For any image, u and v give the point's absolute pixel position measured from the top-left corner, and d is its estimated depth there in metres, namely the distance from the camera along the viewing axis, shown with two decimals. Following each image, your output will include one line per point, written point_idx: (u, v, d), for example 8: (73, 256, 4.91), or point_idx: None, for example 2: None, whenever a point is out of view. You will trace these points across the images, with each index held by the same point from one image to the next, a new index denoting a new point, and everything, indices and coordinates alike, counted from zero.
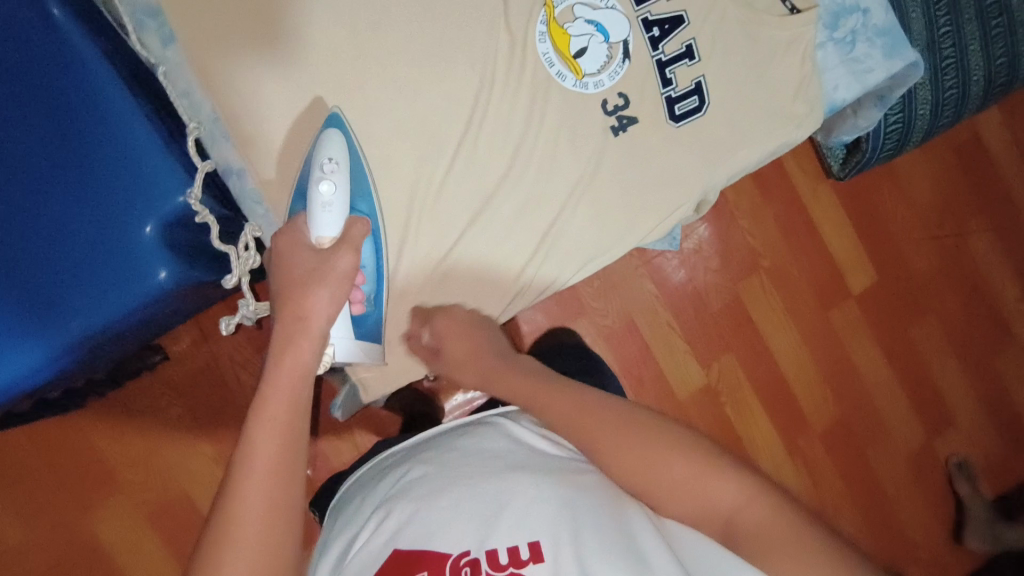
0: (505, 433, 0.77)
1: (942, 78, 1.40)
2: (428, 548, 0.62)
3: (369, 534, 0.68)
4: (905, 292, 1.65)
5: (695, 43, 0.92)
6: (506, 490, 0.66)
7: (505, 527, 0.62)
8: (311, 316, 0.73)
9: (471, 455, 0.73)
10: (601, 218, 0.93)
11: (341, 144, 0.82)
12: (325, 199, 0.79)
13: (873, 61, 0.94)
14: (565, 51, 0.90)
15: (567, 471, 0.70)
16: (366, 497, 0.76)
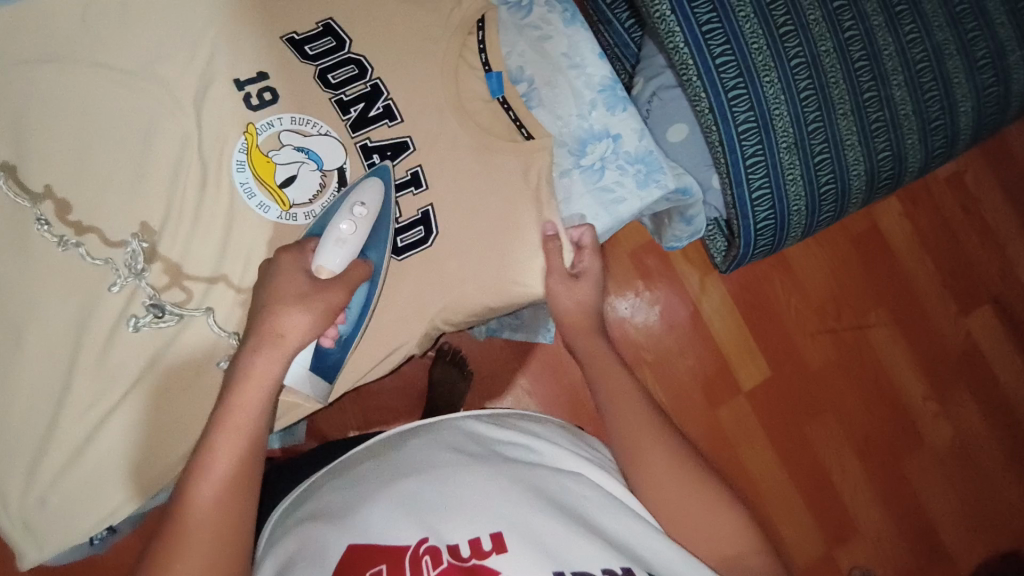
0: (462, 431, 0.61)
1: (826, 174, 1.01)
2: (379, 544, 0.47)
3: (306, 525, 0.52)
4: (800, 390, 1.57)
5: (423, 171, 0.66)
6: (467, 476, 0.53)
7: (456, 519, 0.49)
8: (288, 336, 0.53)
9: (431, 450, 0.57)
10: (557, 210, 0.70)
11: (377, 188, 0.61)
12: (344, 235, 0.58)
13: (620, 189, 0.72)
14: (270, 180, 0.64)
15: (532, 457, 0.58)
16: (322, 487, 0.58)
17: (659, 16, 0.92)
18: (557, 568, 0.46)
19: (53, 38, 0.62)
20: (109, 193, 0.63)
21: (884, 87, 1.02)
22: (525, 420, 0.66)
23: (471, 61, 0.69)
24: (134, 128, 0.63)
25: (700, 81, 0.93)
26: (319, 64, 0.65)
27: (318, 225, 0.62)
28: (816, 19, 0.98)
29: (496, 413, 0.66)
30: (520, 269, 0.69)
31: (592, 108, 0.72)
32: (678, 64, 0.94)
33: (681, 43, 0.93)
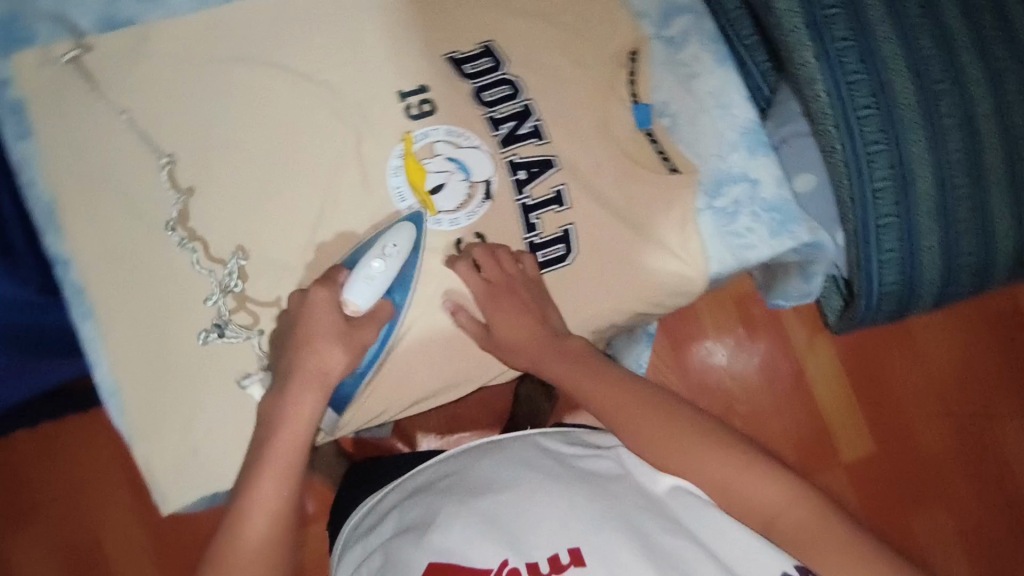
0: (536, 440, 0.62)
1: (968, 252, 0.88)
2: (462, 563, 0.50)
3: (396, 531, 0.56)
4: (907, 473, 1.45)
5: (567, 190, 0.70)
6: (541, 493, 0.54)
7: (538, 539, 0.51)
8: (331, 372, 0.60)
9: (500, 462, 0.59)
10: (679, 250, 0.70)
11: (411, 232, 0.65)
12: (374, 273, 0.62)
13: (751, 236, 0.70)
14: (421, 186, 0.69)
15: (609, 467, 0.58)
16: (410, 484, 0.63)
17: (799, 60, 0.84)
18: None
19: (247, 39, 0.70)
20: (268, 181, 0.67)
21: None
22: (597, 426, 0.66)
23: (620, 93, 0.71)
24: (302, 124, 0.68)
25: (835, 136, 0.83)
26: (475, 83, 0.70)
27: (352, 257, 0.65)
28: (975, 77, 0.86)
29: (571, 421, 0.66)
30: (654, 294, 0.70)
31: (732, 150, 0.71)
32: (814, 115, 0.85)
33: (816, 92, 0.84)
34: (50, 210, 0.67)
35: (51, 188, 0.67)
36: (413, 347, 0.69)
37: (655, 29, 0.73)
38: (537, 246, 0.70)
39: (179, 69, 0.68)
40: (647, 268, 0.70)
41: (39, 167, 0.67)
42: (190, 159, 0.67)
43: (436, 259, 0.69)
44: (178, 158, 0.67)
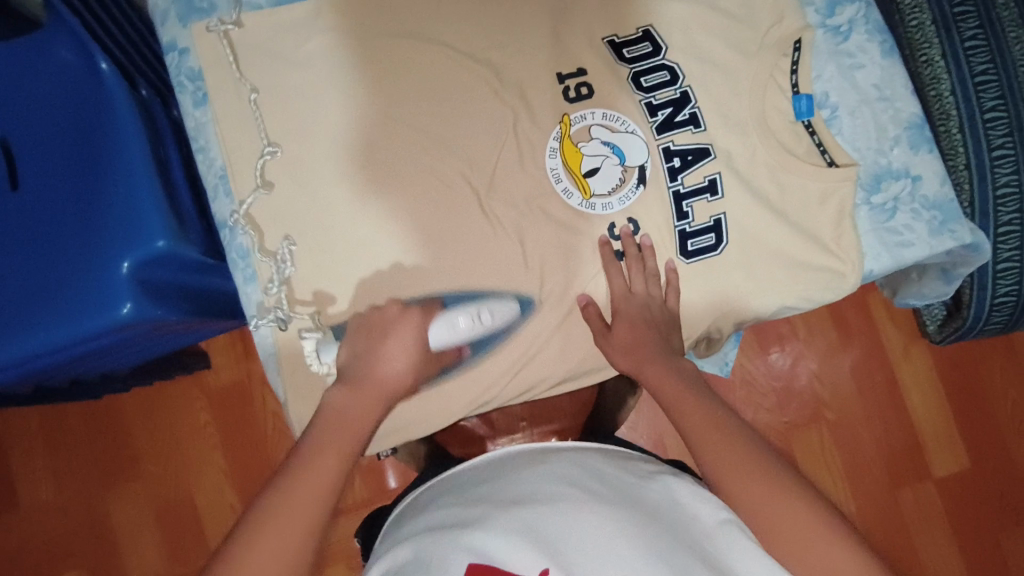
0: (573, 464, 0.60)
1: None
2: (503, 569, 0.47)
3: (425, 538, 0.54)
4: (1003, 492, 1.39)
5: (721, 179, 0.69)
6: (581, 513, 0.51)
7: (583, 558, 0.48)
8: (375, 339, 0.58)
9: (548, 480, 0.57)
10: (830, 242, 0.68)
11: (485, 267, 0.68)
12: (458, 325, 0.65)
13: (910, 234, 0.68)
14: (576, 169, 0.69)
15: (649, 497, 0.55)
16: (437, 505, 0.60)
17: (927, 60, 0.91)
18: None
19: (413, 16, 0.71)
20: (429, 156, 0.70)
21: None
22: (642, 466, 0.63)
23: (781, 83, 0.70)
24: (463, 101, 0.70)
25: (961, 136, 0.91)
26: (634, 68, 0.71)
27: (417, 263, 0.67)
28: None
29: (598, 453, 0.64)
30: (805, 289, 0.69)
31: (894, 145, 0.69)
32: (938, 114, 0.93)
33: (945, 92, 0.91)
34: (220, 174, 0.70)
35: (222, 154, 0.70)
36: (556, 328, 0.70)
37: (821, 17, 0.71)
38: (688, 233, 0.70)
39: (349, 44, 0.70)
40: (800, 263, 0.69)
41: (212, 133, 0.70)
42: (355, 132, 0.69)
43: (586, 240, 0.70)
44: (344, 131, 0.70)
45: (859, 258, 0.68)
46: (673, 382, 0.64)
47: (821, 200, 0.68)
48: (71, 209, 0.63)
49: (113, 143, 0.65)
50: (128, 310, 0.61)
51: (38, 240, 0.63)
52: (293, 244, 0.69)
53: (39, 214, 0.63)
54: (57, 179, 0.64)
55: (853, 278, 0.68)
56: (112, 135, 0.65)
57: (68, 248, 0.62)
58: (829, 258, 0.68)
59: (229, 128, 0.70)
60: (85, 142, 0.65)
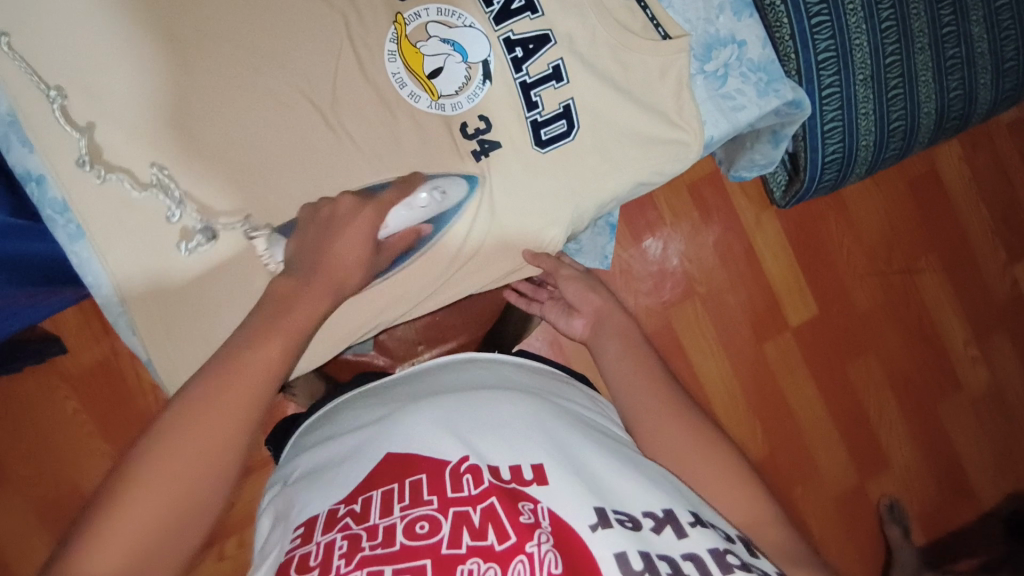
0: (489, 372, 0.66)
1: (896, 110, 1.08)
2: (421, 455, 0.52)
3: (345, 435, 0.58)
4: (847, 329, 1.57)
5: (564, 64, 0.69)
6: (502, 404, 0.57)
7: (497, 445, 0.53)
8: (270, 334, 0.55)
9: (467, 384, 0.62)
10: (671, 113, 0.71)
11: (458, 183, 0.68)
12: (417, 204, 0.65)
13: (741, 98, 0.73)
14: (419, 71, 0.67)
15: (555, 399, 0.63)
16: (346, 411, 0.64)
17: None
18: (601, 505, 0.48)
19: None
20: (259, 71, 0.64)
21: (962, 23, 1.07)
22: (554, 374, 0.72)
23: None
24: (286, 8, 0.65)
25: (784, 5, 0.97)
26: None
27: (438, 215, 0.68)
28: None
29: (515, 358, 0.71)
30: (652, 162, 0.72)
31: (720, 14, 0.72)
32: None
33: None
34: (7, 121, 0.61)
35: (4, 96, 0.60)
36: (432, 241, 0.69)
37: None
38: (540, 123, 0.70)
39: None
40: (649, 138, 0.71)
41: None
42: (162, 56, 0.62)
43: (441, 144, 0.68)
44: (153, 51, 0.62)
45: (698, 126, 0.71)
46: None
47: (659, 74, 0.70)
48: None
49: None
50: None
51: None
52: (168, 168, 0.63)
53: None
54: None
55: (696, 144, 0.72)
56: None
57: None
58: (673, 128, 0.71)
59: (13, 56, 0.60)
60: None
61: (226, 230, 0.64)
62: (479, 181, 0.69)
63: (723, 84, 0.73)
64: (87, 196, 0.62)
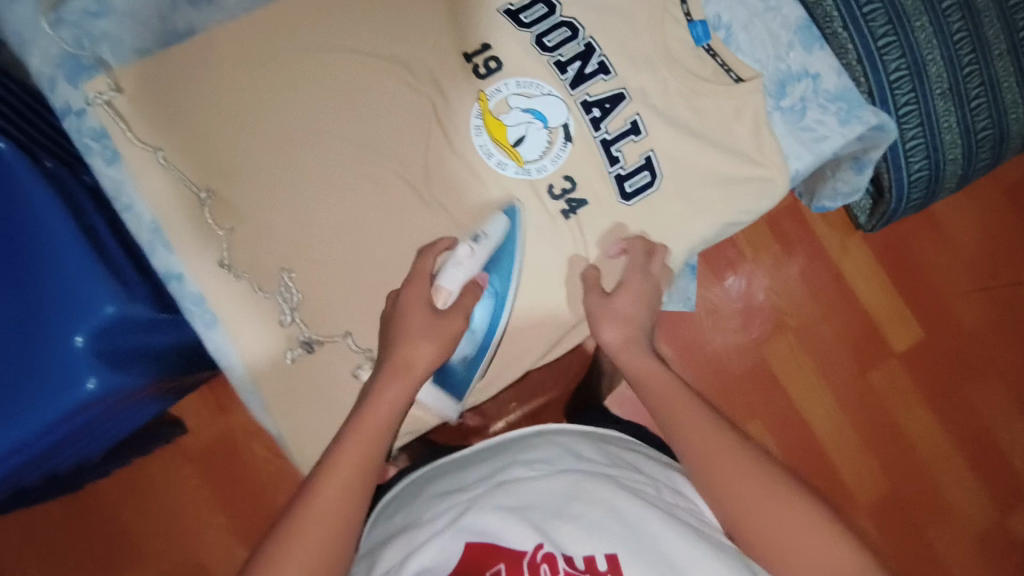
0: (560, 451, 0.66)
1: (982, 120, 1.04)
2: (499, 545, 0.52)
3: (422, 522, 0.58)
4: (960, 351, 1.46)
5: (641, 118, 0.72)
6: (574, 488, 0.57)
7: (574, 533, 0.52)
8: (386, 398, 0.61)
9: (539, 466, 0.62)
10: (751, 152, 0.72)
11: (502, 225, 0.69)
12: (463, 258, 0.66)
13: (823, 128, 0.72)
14: (504, 140, 0.71)
15: (629, 478, 0.62)
16: (420, 497, 0.65)
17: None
18: None
19: (310, 28, 0.70)
20: (362, 158, 0.70)
21: None
22: (625, 447, 0.71)
23: (674, 14, 0.72)
24: (381, 100, 0.71)
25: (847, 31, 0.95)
26: (534, 31, 0.72)
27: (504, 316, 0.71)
28: None
29: (584, 433, 0.71)
30: (738, 202, 0.72)
31: (790, 50, 0.73)
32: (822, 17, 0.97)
33: None
34: (151, 227, 0.68)
35: (149, 206, 0.68)
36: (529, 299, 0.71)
37: None
38: (623, 176, 0.72)
39: (250, 67, 0.69)
40: (733, 178, 0.72)
41: (133, 188, 0.68)
42: (279, 156, 0.70)
43: (529, 207, 0.71)
44: (271, 151, 0.70)
45: (781, 162, 0.71)
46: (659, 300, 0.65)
47: (736, 116, 0.72)
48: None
49: (32, 223, 0.62)
50: (93, 385, 0.60)
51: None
52: (293, 274, 0.69)
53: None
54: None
55: (781, 179, 0.72)
56: (23, 207, 0.62)
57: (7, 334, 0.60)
58: (756, 167, 0.72)
59: (168, 168, 0.68)
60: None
61: (327, 341, 0.69)
62: (568, 239, 0.72)
63: (803, 118, 0.73)
64: (220, 288, 0.68)
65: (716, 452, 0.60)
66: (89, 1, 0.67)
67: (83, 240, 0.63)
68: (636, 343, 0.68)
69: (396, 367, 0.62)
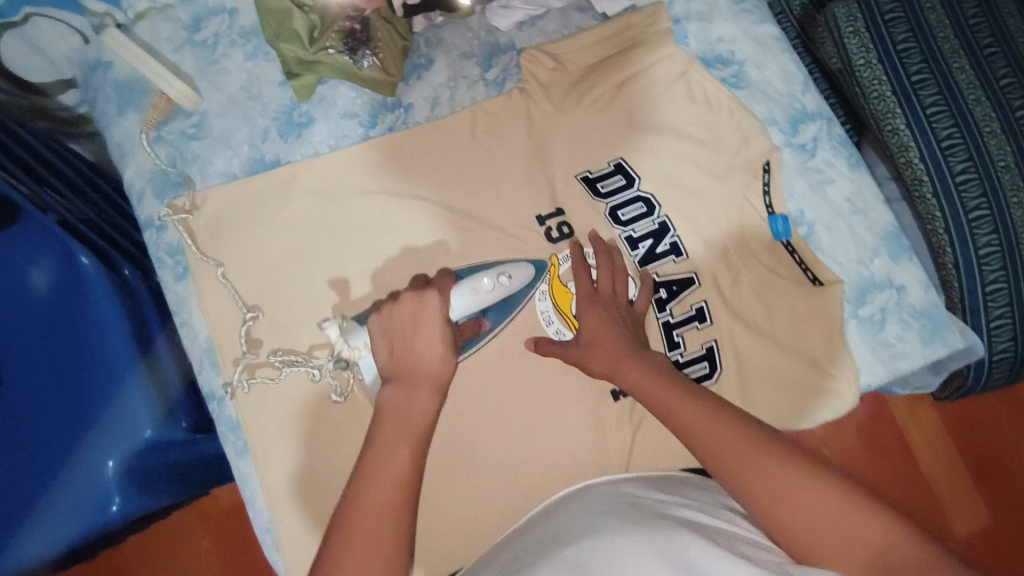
0: (616, 494, 0.57)
1: None
2: None
3: None
4: None
5: (708, 306, 0.69)
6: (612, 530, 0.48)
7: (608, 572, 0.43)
8: None
9: (587, 514, 0.53)
10: (819, 360, 0.68)
11: (525, 275, 0.67)
12: (482, 289, 0.63)
13: (901, 345, 0.68)
14: (568, 310, 0.70)
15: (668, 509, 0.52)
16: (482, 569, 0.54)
17: (890, 130, 0.74)
18: None
19: (387, 172, 0.72)
20: None
21: None
22: (679, 478, 0.61)
23: (756, 204, 0.70)
24: (447, 249, 0.71)
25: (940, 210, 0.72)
26: (610, 203, 0.71)
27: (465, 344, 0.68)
28: None
29: (632, 475, 0.62)
30: (803, 408, 0.68)
31: (874, 257, 0.69)
32: (907, 180, 0.74)
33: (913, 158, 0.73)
34: (205, 346, 0.69)
35: (206, 326, 0.69)
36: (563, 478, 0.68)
37: (785, 136, 0.71)
38: (680, 364, 0.69)
39: (326, 203, 0.71)
40: (800, 383, 0.68)
41: (194, 307, 0.70)
42: (338, 292, 0.70)
43: None
44: (332, 289, 0.70)
45: (852, 375, 0.67)
46: (691, 410, 0.54)
47: (811, 318, 0.68)
48: (43, 400, 0.62)
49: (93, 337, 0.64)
50: (116, 507, 0.60)
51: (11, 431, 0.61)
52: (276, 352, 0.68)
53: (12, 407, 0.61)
54: (30, 365, 0.63)
55: (851, 393, 0.67)
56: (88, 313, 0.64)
57: (44, 440, 0.61)
58: (827, 376, 0.67)
59: (227, 285, 0.69)
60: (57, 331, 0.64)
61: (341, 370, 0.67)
62: None
63: (882, 330, 0.68)
64: (256, 416, 0.68)
65: (736, 451, 0.51)
66: (187, 123, 0.72)
67: (136, 356, 0.64)
68: (647, 375, 0.58)
69: (403, 373, 0.56)
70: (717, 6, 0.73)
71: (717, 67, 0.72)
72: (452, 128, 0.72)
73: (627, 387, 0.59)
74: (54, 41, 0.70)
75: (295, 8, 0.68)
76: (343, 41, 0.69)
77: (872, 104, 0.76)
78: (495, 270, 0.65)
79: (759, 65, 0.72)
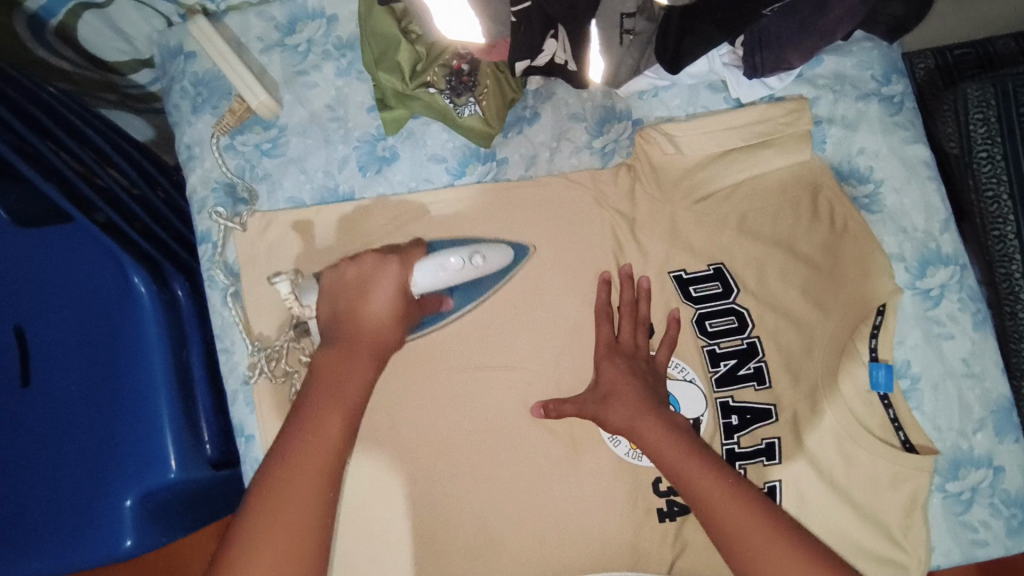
0: None
1: None
2: None
3: None
4: None
5: (781, 443, 0.63)
6: None
7: None
8: None
9: None
10: (891, 531, 0.61)
11: (502, 252, 0.61)
12: (449, 267, 0.56)
13: (985, 532, 0.62)
14: None
15: None
16: None
17: (996, 238, 0.64)
18: None
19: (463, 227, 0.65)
20: (470, 383, 0.64)
21: None
22: None
23: (861, 347, 0.63)
24: (510, 325, 0.65)
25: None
26: (699, 309, 0.65)
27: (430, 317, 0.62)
28: None
29: None
30: None
31: (977, 429, 0.63)
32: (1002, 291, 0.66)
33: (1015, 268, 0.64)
34: (242, 379, 0.64)
35: (245, 356, 0.65)
36: None
37: (910, 277, 0.64)
38: None
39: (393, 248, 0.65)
40: (865, 550, 0.61)
41: (237, 333, 0.65)
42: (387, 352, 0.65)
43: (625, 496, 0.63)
44: None
45: (925, 555, 0.61)
46: (708, 482, 0.50)
47: (893, 483, 0.62)
48: (78, 417, 0.62)
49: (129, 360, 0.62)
50: (129, 543, 0.59)
51: (45, 445, 0.62)
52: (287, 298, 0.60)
53: (50, 422, 0.62)
54: (70, 380, 0.63)
55: (919, 575, 0.61)
56: (133, 335, 0.62)
57: (73, 461, 0.61)
58: (895, 549, 0.61)
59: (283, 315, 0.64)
60: (99, 348, 0.63)
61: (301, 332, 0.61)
62: (656, 547, 0.62)
63: (967, 511, 0.62)
64: None
65: (750, 542, 0.47)
66: (263, 136, 0.66)
67: (172, 388, 0.62)
68: (670, 441, 0.53)
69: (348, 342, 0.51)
70: (868, 114, 0.66)
71: (851, 182, 0.66)
72: (545, 194, 0.66)
73: (647, 447, 0.54)
74: (137, 23, 0.66)
75: (400, 38, 0.60)
76: (445, 79, 0.62)
77: (982, 202, 0.65)
78: (467, 250, 0.58)
79: (898, 190, 0.65)
